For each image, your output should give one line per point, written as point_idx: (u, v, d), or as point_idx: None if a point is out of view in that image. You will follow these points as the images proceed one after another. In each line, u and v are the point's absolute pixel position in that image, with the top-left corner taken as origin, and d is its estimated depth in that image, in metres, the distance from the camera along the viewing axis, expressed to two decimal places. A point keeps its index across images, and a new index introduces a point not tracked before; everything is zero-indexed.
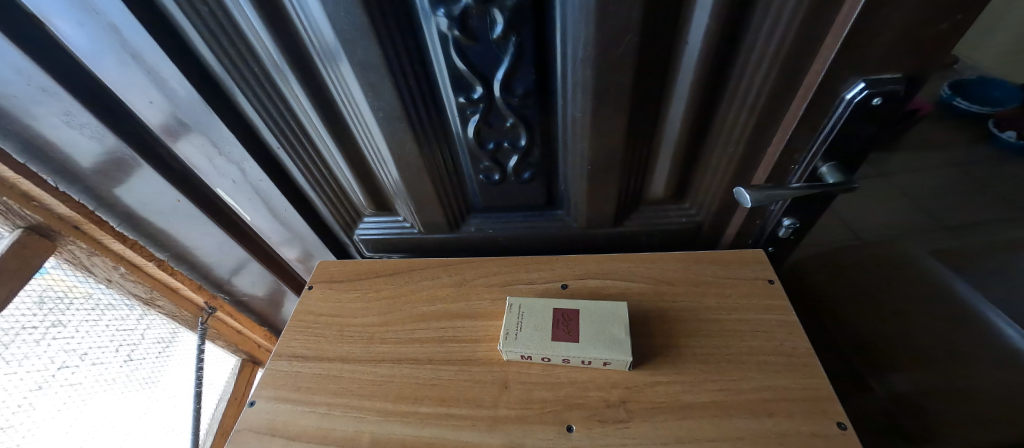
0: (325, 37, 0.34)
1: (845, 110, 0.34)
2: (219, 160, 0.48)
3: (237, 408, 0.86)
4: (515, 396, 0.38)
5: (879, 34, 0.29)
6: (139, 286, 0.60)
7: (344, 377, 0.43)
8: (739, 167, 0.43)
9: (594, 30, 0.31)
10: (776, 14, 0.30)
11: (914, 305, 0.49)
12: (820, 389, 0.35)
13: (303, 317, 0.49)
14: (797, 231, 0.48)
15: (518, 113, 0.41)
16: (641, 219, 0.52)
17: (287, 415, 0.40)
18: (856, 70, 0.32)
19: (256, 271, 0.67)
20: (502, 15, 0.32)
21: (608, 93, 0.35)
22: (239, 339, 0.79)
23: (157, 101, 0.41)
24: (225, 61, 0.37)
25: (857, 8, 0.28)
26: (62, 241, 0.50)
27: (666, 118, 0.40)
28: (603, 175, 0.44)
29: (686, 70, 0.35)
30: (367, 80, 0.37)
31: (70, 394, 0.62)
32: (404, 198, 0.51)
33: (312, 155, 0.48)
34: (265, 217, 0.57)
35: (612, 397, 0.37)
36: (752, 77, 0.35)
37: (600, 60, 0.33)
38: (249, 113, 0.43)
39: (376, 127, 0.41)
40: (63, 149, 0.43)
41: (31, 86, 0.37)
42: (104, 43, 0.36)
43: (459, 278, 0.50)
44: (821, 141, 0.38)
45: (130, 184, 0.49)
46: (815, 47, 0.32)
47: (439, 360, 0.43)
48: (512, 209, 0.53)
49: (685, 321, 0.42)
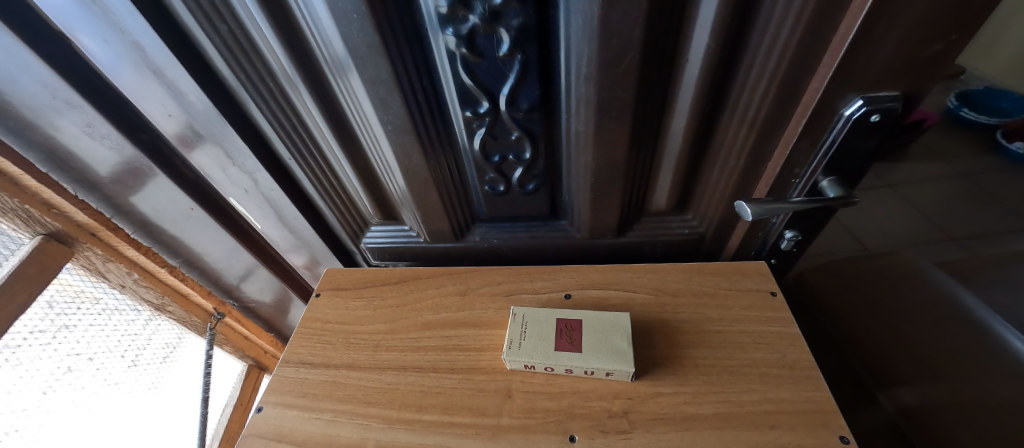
0: (338, 53, 0.35)
1: (844, 126, 0.35)
2: (232, 170, 0.50)
3: (242, 413, 0.86)
4: (518, 405, 0.39)
5: (877, 54, 0.30)
6: (150, 291, 0.62)
7: (350, 384, 0.43)
8: (741, 180, 0.43)
9: (597, 49, 0.32)
10: (774, 33, 0.31)
11: (922, 320, 0.54)
12: (822, 403, 0.35)
13: (310, 324, 0.50)
14: (799, 243, 0.48)
15: (523, 126, 0.42)
16: (643, 230, 0.52)
17: (293, 421, 0.41)
18: (854, 88, 0.33)
19: (264, 278, 0.69)
20: (509, 34, 0.33)
21: (610, 109, 0.36)
22: (246, 345, 0.80)
23: (175, 113, 0.42)
24: (241, 75, 0.39)
25: (851, 30, 0.29)
26: (79, 248, 0.52)
27: (668, 132, 0.41)
28: (607, 187, 0.45)
29: (687, 86, 0.36)
30: (377, 95, 0.38)
31: (77, 398, 0.62)
32: (411, 208, 0.52)
33: (323, 165, 0.50)
34: (274, 225, 0.59)
35: (614, 407, 0.37)
36: (751, 94, 0.35)
37: (602, 77, 0.34)
38: (263, 125, 0.45)
39: (385, 139, 0.43)
40: (82, 159, 0.44)
41: (56, 99, 0.39)
42: (126, 59, 0.37)
43: (464, 286, 0.51)
44: (821, 156, 0.38)
45: (145, 193, 0.50)
46: (813, 65, 0.32)
47: (442, 369, 0.43)
48: (517, 219, 0.54)
49: (687, 332, 0.42)
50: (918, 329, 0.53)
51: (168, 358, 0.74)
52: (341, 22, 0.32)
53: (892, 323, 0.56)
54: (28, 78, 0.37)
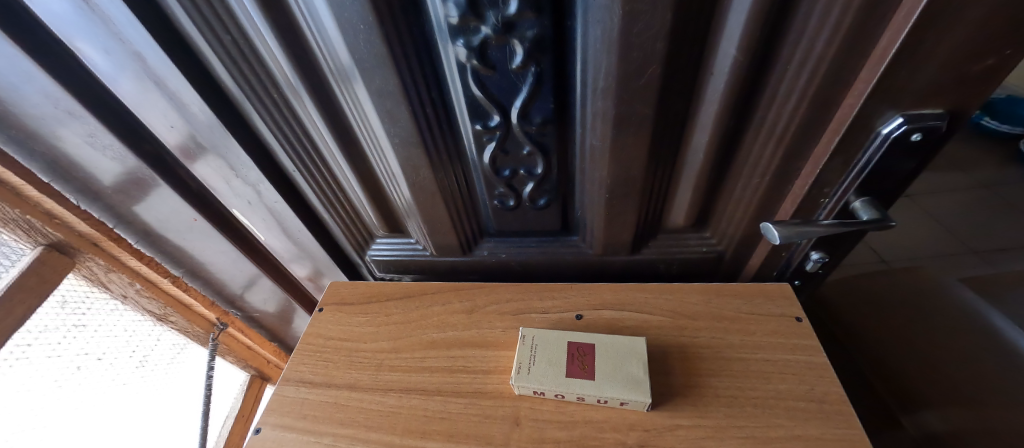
0: (343, 63, 0.34)
1: (881, 146, 0.33)
2: (236, 182, 0.49)
3: (244, 425, 0.84)
4: (526, 434, 0.37)
5: (920, 69, 0.28)
6: (153, 302, 0.61)
7: (351, 406, 0.41)
8: (766, 198, 0.41)
9: (616, 62, 0.30)
10: (808, 46, 0.29)
11: (928, 323, 0.51)
12: (855, 442, 0.33)
13: (311, 340, 0.48)
14: (825, 265, 0.46)
15: (536, 140, 0.41)
16: (658, 248, 0.50)
17: (292, 445, 0.39)
18: (893, 105, 0.30)
19: (267, 287, 0.68)
20: (522, 45, 0.32)
21: (628, 123, 0.34)
22: (249, 355, 0.79)
23: (177, 124, 0.41)
24: (245, 86, 0.38)
25: (894, 44, 0.26)
26: (81, 258, 0.51)
27: (689, 146, 0.39)
28: (623, 202, 0.42)
29: (711, 99, 0.34)
30: (383, 107, 0.36)
31: (84, 397, 0.61)
32: (417, 220, 0.50)
33: (328, 176, 0.48)
34: (279, 237, 0.58)
35: (629, 440, 0.35)
36: (780, 109, 0.33)
37: (622, 89, 0.32)
38: (266, 135, 0.43)
39: (391, 152, 0.41)
40: (85, 168, 0.43)
41: (58, 110, 0.38)
42: (129, 70, 0.36)
43: (471, 304, 0.49)
44: (854, 176, 0.36)
45: (148, 203, 0.49)
46: (849, 80, 0.30)
47: (447, 392, 0.41)
48: (527, 233, 0.52)
49: (706, 359, 0.40)
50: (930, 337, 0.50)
51: (175, 359, 0.73)
52: (348, 33, 0.31)
53: (904, 330, 0.53)
54: (29, 88, 0.36)
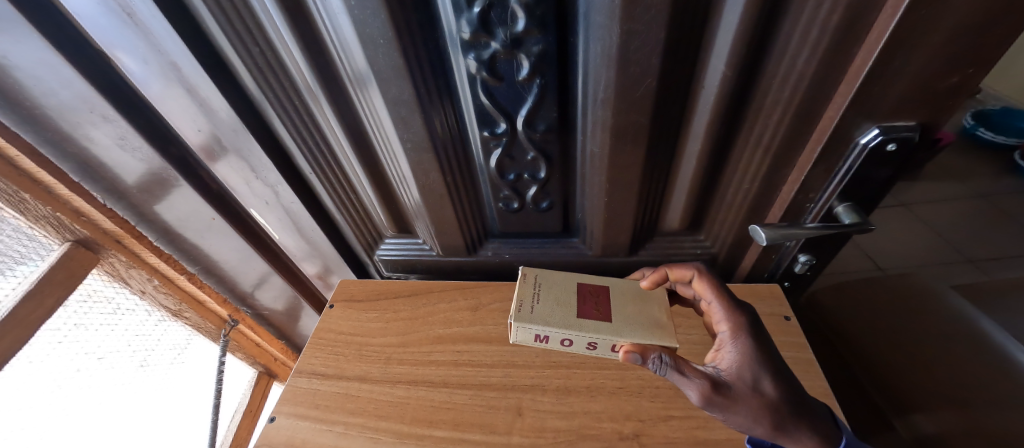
0: (361, 71, 0.37)
1: (859, 155, 0.35)
2: (255, 182, 0.51)
3: (251, 420, 0.86)
4: (528, 423, 0.39)
5: (892, 83, 0.30)
6: (170, 297, 0.64)
7: (361, 397, 0.44)
8: (756, 203, 0.43)
9: (614, 76, 0.33)
10: (791, 63, 0.31)
11: (922, 333, 0.56)
12: None
13: (322, 334, 0.51)
14: (812, 267, 0.49)
15: (540, 147, 0.43)
16: (655, 249, 0.52)
17: (306, 432, 0.41)
18: (870, 117, 0.33)
19: (278, 286, 0.70)
20: (528, 60, 0.34)
21: (626, 132, 0.37)
22: (257, 352, 0.81)
23: (203, 128, 0.44)
24: (269, 93, 0.40)
25: (867, 62, 0.29)
26: (105, 254, 0.54)
27: (683, 155, 0.42)
28: (621, 206, 0.45)
29: (702, 111, 0.36)
30: (397, 114, 0.39)
31: (86, 398, 0.62)
32: (426, 221, 0.52)
33: (341, 178, 0.51)
34: (292, 236, 0.60)
35: (625, 429, 0.38)
36: (766, 120, 0.36)
37: (619, 101, 0.34)
38: (286, 139, 0.46)
39: (403, 155, 0.44)
40: (111, 168, 0.46)
41: (93, 114, 0.41)
42: (163, 77, 0.39)
43: (476, 302, 0.51)
44: (837, 182, 0.38)
45: (168, 202, 0.51)
46: (828, 94, 0.33)
47: (453, 384, 0.43)
48: (530, 235, 0.55)
49: None
50: (926, 344, 0.54)
51: (177, 359, 0.75)
52: (368, 48, 0.33)
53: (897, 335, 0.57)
54: (67, 93, 0.38)
